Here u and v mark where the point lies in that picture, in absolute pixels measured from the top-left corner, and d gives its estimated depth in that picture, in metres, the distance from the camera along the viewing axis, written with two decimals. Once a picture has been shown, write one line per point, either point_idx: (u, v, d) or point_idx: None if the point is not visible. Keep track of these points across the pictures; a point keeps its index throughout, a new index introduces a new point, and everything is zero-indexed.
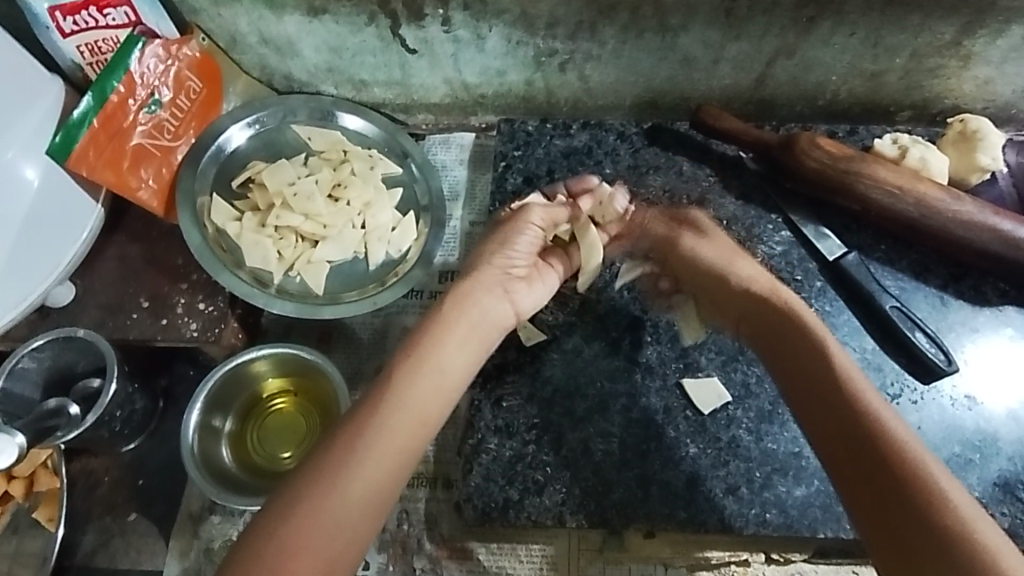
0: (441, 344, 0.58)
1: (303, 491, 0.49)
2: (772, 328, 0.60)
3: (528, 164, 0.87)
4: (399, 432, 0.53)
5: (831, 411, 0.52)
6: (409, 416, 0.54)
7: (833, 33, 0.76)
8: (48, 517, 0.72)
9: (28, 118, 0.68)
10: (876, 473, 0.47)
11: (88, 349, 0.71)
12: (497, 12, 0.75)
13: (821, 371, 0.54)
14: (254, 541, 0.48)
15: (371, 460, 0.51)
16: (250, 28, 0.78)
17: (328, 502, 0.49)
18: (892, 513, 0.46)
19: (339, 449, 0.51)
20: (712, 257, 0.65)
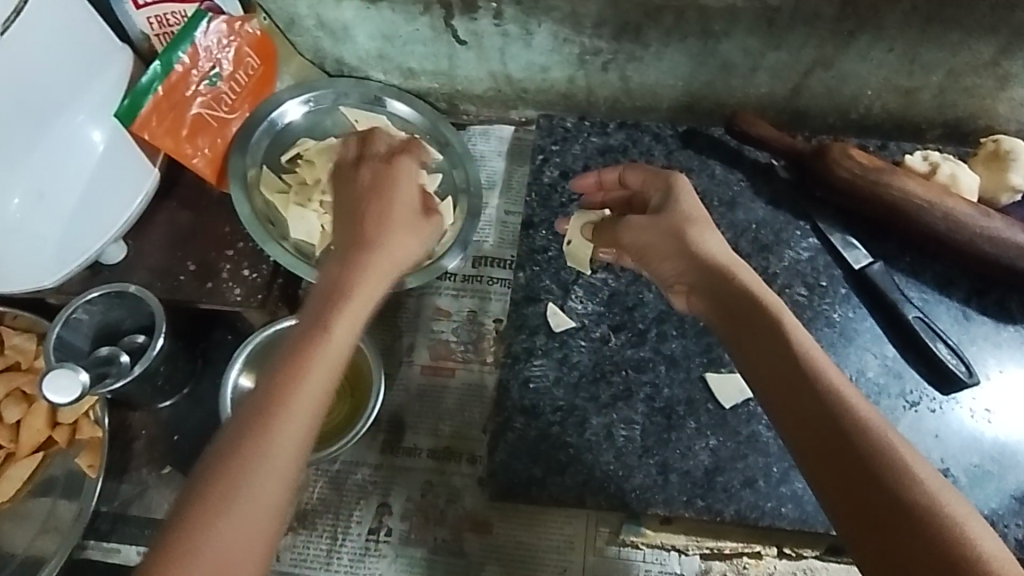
0: (355, 296, 0.54)
1: (239, 472, 0.45)
2: (737, 316, 0.55)
3: (565, 159, 0.90)
4: (320, 396, 0.49)
5: (803, 404, 0.48)
6: (330, 375, 0.50)
7: (872, 48, 0.78)
8: (89, 463, 0.74)
9: (98, 84, 0.71)
10: (855, 466, 0.45)
11: (137, 306, 0.75)
12: (547, 9, 0.78)
13: (791, 361, 0.50)
14: (196, 527, 0.43)
15: (290, 433, 0.46)
16: (309, 12, 0.81)
17: (260, 484, 0.45)
18: (874, 508, 0.44)
19: (260, 423, 0.46)
20: (671, 224, 0.61)
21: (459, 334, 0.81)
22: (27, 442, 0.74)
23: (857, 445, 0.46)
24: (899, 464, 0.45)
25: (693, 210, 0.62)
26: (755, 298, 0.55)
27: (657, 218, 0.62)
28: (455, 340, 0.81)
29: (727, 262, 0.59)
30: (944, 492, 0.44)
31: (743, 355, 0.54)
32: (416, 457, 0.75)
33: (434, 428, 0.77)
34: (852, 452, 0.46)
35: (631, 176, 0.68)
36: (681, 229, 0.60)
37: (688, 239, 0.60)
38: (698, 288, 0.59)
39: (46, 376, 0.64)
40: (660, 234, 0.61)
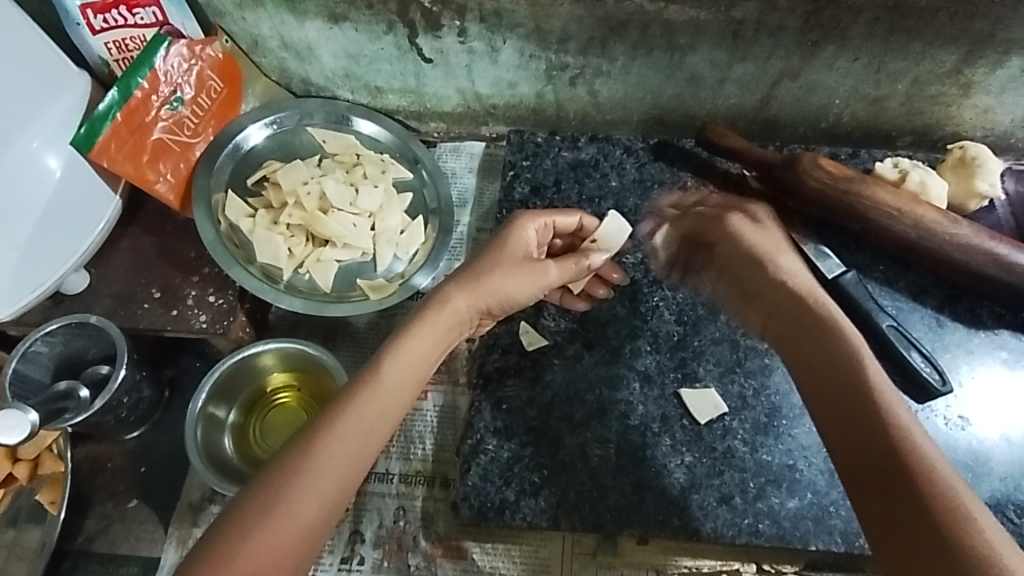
0: (412, 340, 0.59)
1: (283, 485, 0.50)
2: (800, 334, 0.58)
3: (536, 174, 0.89)
4: (365, 429, 0.54)
5: (859, 419, 0.50)
6: (376, 410, 0.55)
7: (837, 58, 0.78)
8: (50, 500, 0.73)
9: (55, 110, 0.70)
10: (900, 481, 0.47)
11: (99, 336, 0.73)
12: (512, 26, 0.78)
13: (849, 377, 0.52)
14: (234, 530, 0.48)
15: (333, 458, 0.52)
16: (272, 33, 0.81)
17: (298, 502, 0.50)
18: (913, 525, 0.45)
19: (311, 442, 0.52)
20: (762, 251, 0.64)
21: None
22: None
23: (904, 461, 0.47)
24: (940, 482, 0.46)
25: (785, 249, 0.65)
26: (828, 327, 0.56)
27: (757, 240, 0.66)
28: None
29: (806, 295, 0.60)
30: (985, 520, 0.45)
31: (806, 375, 0.55)
32: (388, 483, 0.74)
33: (406, 453, 0.75)
34: (899, 467, 0.47)
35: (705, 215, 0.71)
36: (767, 263, 0.63)
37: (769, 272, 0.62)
38: (769, 315, 0.62)
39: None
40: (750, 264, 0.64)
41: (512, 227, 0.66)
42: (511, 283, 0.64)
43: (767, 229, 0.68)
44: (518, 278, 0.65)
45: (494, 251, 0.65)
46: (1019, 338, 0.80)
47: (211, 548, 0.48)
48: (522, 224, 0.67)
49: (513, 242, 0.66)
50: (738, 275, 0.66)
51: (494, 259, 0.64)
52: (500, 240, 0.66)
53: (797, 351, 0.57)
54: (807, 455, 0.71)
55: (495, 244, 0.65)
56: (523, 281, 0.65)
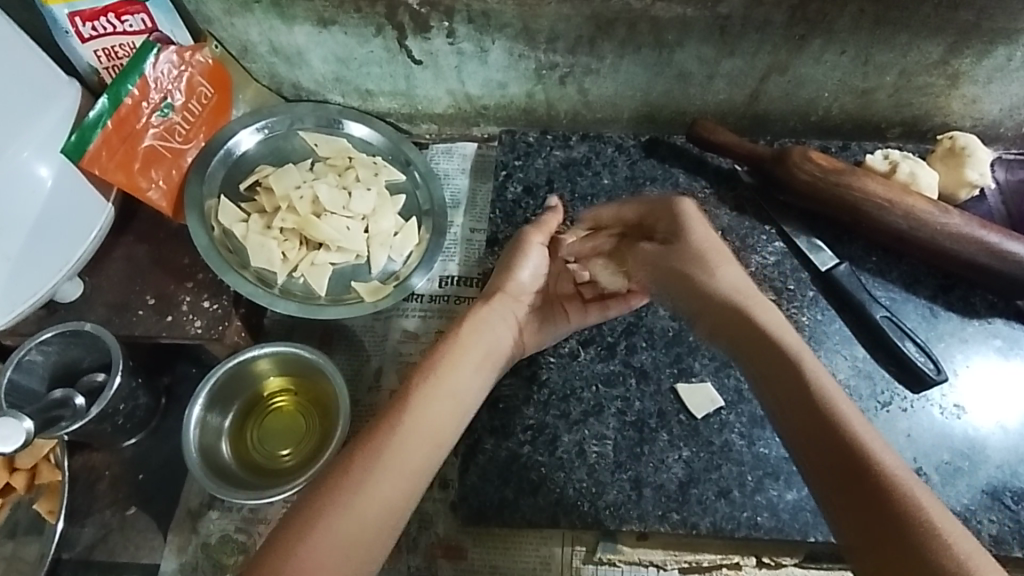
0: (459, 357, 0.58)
1: (333, 497, 0.49)
2: (747, 340, 0.52)
3: (528, 174, 0.90)
4: (418, 446, 0.52)
5: (804, 423, 0.46)
6: (425, 426, 0.53)
7: (824, 51, 0.79)
8: (48, 509, 0.73)
9: (45, 118, 0.70)
10: (861, 490, 0.43)
11: (94, 344, 0.73)
12: (500, 26, 0.78)
13: (804, 384, 0.48)
14: (288, 541, 0.47)
15: (387, 472, 0.50)
16: (262, 38, 0.81)
17: (347, 514, 0.48)
18: (878, 534, 0.42)
19: (367, 455, 0.51)
20: (691, 254, 0.58)
21: None
22: None
23: (858, 463, 0.43)
24: (904, 494, 0.42)
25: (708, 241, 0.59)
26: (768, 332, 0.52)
27: (671, 247, 0.60)
28: None
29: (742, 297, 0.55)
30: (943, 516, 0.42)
31: (758, 385, 0.50)
32: None
33: None
34: (855, 470, 0.43)
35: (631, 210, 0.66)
36: (705, 260, 0.58)
37: (705, 268, 0.57)
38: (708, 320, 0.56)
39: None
40: (682, 258, 0.59)
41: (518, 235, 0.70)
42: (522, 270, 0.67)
43: (670, 224, 0.62)
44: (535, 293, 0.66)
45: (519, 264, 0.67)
46: (1012, 325, 0.80)
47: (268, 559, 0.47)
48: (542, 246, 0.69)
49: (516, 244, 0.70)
50: (664, 282, 0.60)
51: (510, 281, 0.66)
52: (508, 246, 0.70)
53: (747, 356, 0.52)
54: None
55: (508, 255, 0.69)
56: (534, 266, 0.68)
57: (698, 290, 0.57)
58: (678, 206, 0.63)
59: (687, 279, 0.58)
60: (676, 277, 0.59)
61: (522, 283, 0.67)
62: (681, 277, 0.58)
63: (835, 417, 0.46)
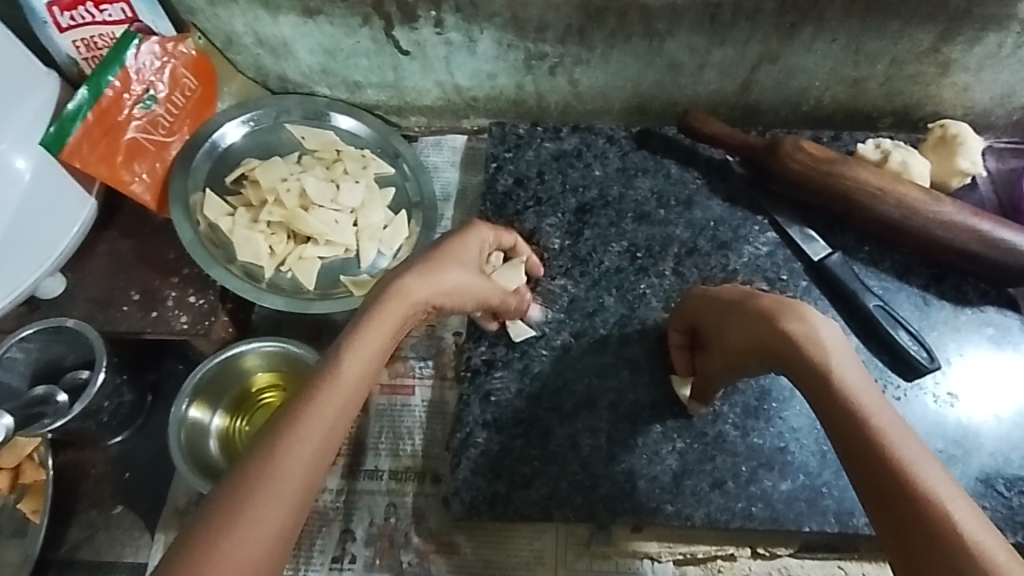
0: (374, 329, 0.51)
1: (237, 498, 0.42)
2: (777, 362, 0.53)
3: (519, 166, 0.89)
4: (329, 433, 0.46)
5: (837, 423, 0.46)
6: (339, 407, 0.47)
7: (815, 40, 0.78)
8: (32, 509, 0.71)
9: (22, 110, 0.69)
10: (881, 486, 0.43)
11: (77, 341, 0.72)
12: (488, 16, 0.77)
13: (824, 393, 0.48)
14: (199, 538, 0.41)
15: (297, 463, 0.44)
16: (247, 29, 0.80)
17: (258, 514, 0.42)
18: (901, 534, 0.41)
19: (279, 446, 0.44)
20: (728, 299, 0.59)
21: (418, 353, 0.78)
22: None
23: (885, 462, 0.43)
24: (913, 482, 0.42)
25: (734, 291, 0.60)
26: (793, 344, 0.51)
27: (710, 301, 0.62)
28: (412, 356, 0.78)
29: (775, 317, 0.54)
30: (967, 513, 0.41)
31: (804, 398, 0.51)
32: (378, 479, 0.73)
33: (395, 449, 0.74)
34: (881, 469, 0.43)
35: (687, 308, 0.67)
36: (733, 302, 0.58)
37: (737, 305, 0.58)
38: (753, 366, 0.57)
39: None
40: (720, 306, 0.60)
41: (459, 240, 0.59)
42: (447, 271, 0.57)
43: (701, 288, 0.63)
44: (462, 272, 0.59)
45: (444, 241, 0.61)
46: (1004, 313, 0.80)
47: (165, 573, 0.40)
48: (478, 231, 0.63)
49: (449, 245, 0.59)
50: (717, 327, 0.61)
51: (445, 253, 0.58)
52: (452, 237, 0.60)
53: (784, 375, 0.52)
54: (798, 438, 0.71)
55: (435, 258, 0.57)
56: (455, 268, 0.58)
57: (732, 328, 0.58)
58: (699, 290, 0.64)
59: (734, 329, 0.57)
60: (726, 338, 0.59)
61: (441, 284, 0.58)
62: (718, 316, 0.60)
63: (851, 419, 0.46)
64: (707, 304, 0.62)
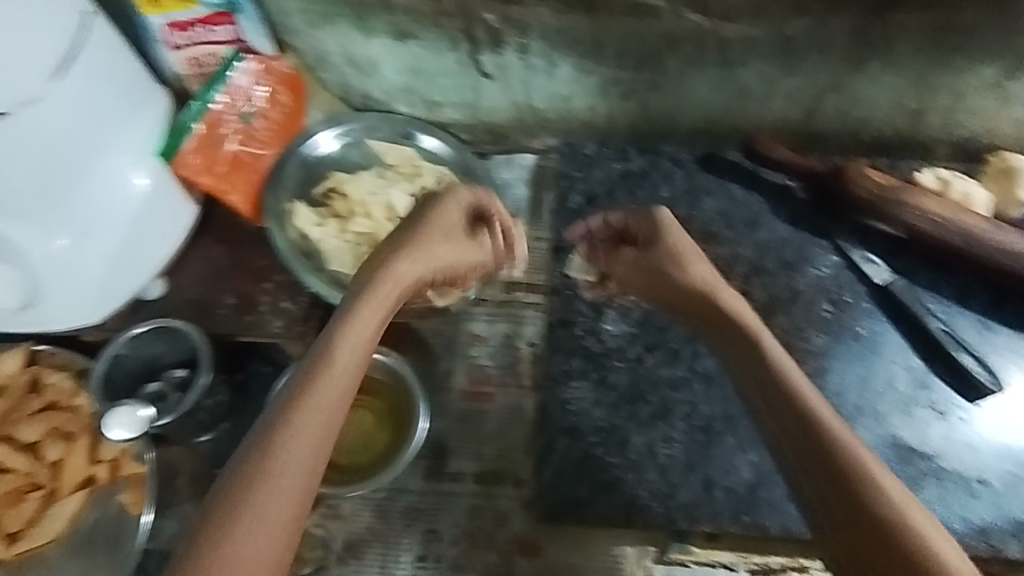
0: (359, 318, 0.57)
1: (256, 481, 0.47)
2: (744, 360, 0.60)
3: (589, 185, 0.93)
4: (326, 417, 0.51)
5: (782, 420, 0.54)
6: (337, 393, 0.52)
7: (882, 72, 0.82)
8: (133, 500, 0.75)
9: (140, 125, 0.73)
10: (830, 479, 0.49)
11: (177, 341, 0.76)
12: (571, 42, 0.81)
13: (782, 400, 0.55)
14: (216, 528, 0.45)
15: (304, 443, 0.49)
16: (338, 49, 0.84)
17: (275, 492, 0.47)
18: (842, 523, 0.47)
19: (288, 432, 0.49)
20: (665, 251, 0.72)
21: (497, 362, 0.81)
22: (70, 480, 0.76)
23: (825, 452, 0.50)
24: (858, 472, 0.49)
25: (682, 243, 0.72)
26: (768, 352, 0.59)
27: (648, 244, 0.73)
28: (491, 364, 0.81)
29: (715, 289, 0.67)
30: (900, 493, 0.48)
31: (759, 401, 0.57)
32: (461, 482, 0.76)
33: (477, 453, 0.77)
34: (828, 468, 0.49)
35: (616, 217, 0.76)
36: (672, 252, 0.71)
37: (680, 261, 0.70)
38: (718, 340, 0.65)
39: (108, 414, 0.66)
40: (659, 262, 0.71)
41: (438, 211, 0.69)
42: (444, 246, 0.67)
43: (647, 228, 0.74)
44: (450, 249, 0.68)
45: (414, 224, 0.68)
46: None
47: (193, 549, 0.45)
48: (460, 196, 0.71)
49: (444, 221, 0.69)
50: (649, 280, 0.72)
51: (432, 231, 0.67)
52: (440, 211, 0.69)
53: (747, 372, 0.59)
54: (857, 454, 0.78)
55: (425, 225, 0.67)
56: (440, 250, 0.67)
57: (672, 282, 0.69)
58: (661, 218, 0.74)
59: (674, 288, 0.69)
60: (659, 289, 0.71)
61: (445, 257, 0.67)
62: (655, 271, 0.71)
63: (805, 420, 0.52)
64: (648, 258, 0.72)
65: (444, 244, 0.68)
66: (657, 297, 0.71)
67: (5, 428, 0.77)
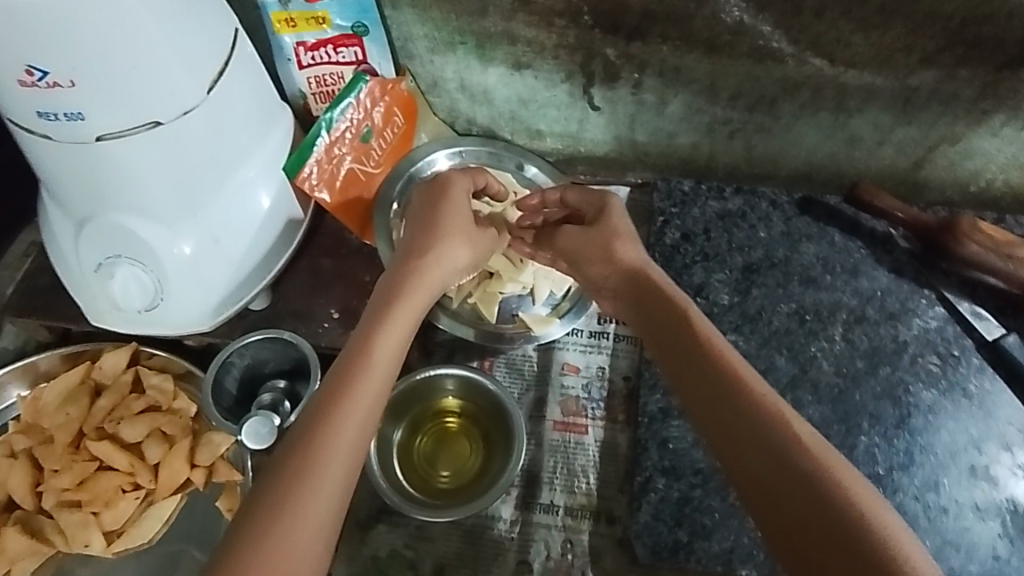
0: (391, 326, 0.61)
1: (301, 469, 0.50)
2: (689, 365, 0.58)
3: (686, 222, 0.92)
4: (363, 418, 0.54)
5: (740, 436, 0.52)
6: (375, 394, 0.56)
7: (1002, 127, 0.81)
8: (227, 506, 0.76)
9: (270, 145, 0.75)
10: (800, 501, 0.48)
11: (283, 352, 0.77)
12: (688, 82, 0.82)
13: (744, 415, 0.53)
14: (265, 515, 0.48)
15: (344, 439, 0.52)
16: (454, 76, 0.86)
17: (318, 483, 0.50)
18: (818, 536, 0.46)
19: (329, 427, 0.52)
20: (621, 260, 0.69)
21: (592, 395, 0.81)
22: (167, 483, 0.76)
23: (793, 472, 0.49)
24: (836, 491, 0.47)
25: (619, 227, 0.72)
26: (716, 359, 0.57)
27: (593, 234, 0.72)
28: (585, 396, 0.81)
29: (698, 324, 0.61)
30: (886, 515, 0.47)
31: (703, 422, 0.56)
32: (553, 514, 0.75)
33: (570, 486, 0.76)
34: (801, 483, 0.48)
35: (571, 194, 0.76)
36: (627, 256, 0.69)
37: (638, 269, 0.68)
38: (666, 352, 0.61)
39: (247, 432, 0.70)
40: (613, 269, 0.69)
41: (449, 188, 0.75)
42: (460, 236, 0.72)
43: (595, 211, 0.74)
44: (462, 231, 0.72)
45: (427, 235, 0.71)
46: None
47: (246, 535, 0.47)
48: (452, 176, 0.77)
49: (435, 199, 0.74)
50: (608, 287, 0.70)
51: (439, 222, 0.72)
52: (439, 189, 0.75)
53: (691, 391, 0.57)
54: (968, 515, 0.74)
55: (430, 201, 0.75)
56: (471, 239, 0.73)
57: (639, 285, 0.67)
58: (610, 202, 0.74)
59: (646, 307, 0.65)
60: (630, 290, 0.68)
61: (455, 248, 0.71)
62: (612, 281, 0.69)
63: (768, 438, 0.51)
64: (609, 266, 0.70)
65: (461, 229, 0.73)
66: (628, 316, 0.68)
67: (109, 425, 0.77)
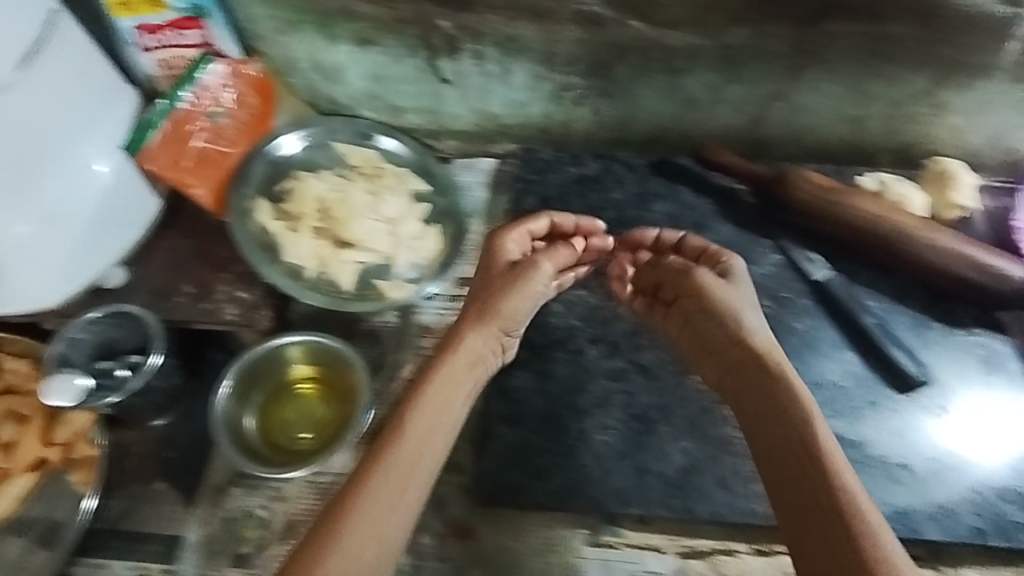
0: (432, 391, 0.66)
1: (346, 519, 0.58)
2: (760, 388, 0.63)
3: (544, 188, 0.96)
4: (403, 478, 0.61)
5: (767, 463, 0.59)
6: (417, 454, 0.63)
7: (820, 81, 0.86)
8: (82, 479, 0.77)
9: (106, 122, 0.79)
10: (816, 525, 0.54)
11: (132, 327, 0.80)
12: (523, 51, 0.86)
13: (779, 444, 0.59)
14: (311, 558, 0.56)
15: (381, 497, 0.60)
16: (305, 55, 0.89)
17: (375, 530, 0.58)
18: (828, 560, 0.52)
19: (369, 487, 0.60)
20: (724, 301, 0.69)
21: None
22: (21, 461, 0.77)
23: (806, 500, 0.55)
24: (844, 525, 0.53)
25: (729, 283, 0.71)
26: (763, 388, 0.62)
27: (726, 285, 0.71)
28: None
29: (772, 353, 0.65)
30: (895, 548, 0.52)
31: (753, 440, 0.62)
32: None
33: None
34: (815, 516, 0.54)
35: (690, 245, 0.76)
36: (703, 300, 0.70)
37: (740, 316, 0.68)
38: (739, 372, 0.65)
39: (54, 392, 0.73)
40: (717, 301, 0.69)
41: (494, 246, 0.76)
42: (521, 299, 0.74)
43: (671, 270, 0.74)
44: (518, 287, 0.74)
45: (478, 298, 0.73)
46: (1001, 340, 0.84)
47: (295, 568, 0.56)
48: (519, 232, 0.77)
49: (496, 263, 0.75)
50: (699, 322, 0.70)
51: (491, 280, 0.74)
52: (489, 250, 0.75)
53: (746, 415, 0.63)
54: None
55: (490, 257, 0.75)
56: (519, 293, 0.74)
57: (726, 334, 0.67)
58: (730, 261, 0.73)
59: (716, 330, 0.68)
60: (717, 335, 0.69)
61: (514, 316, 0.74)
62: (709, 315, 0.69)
63: (794, 471, 0.57)
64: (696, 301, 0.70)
65: (514, 286, 0.73)
66: (698, 357, 0.71)
67: None
